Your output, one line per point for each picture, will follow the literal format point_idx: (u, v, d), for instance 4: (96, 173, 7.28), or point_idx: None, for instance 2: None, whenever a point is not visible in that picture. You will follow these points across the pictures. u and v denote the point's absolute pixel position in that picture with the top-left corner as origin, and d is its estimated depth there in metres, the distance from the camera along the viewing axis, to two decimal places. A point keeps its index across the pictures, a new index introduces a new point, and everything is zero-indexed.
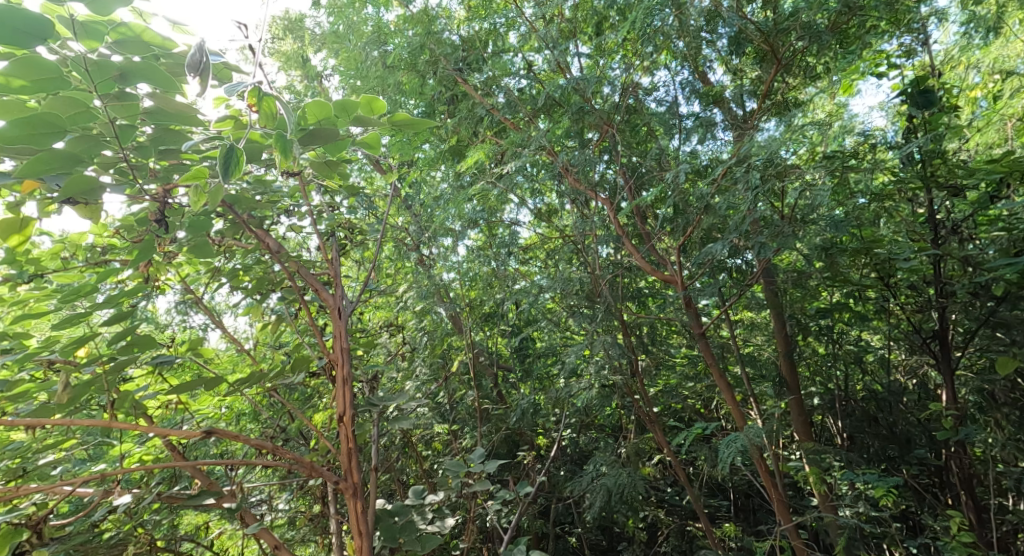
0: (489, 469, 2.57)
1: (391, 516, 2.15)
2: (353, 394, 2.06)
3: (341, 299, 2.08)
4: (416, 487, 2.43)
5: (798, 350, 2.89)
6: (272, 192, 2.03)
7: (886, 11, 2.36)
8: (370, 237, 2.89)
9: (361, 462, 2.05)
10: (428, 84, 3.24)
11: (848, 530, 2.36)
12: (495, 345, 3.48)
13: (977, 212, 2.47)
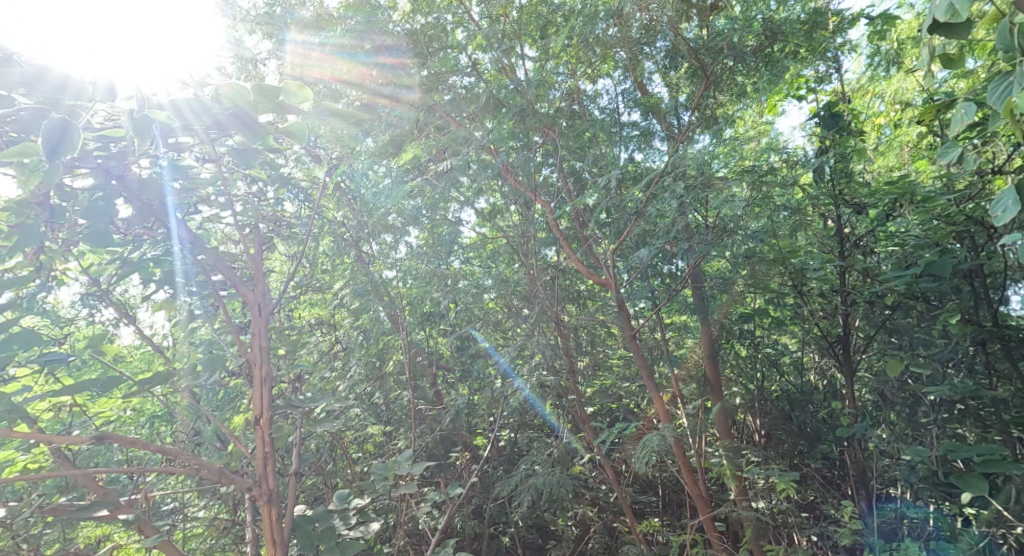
0: (417, 471, 2.53)
1: (311, 522, 2.03)
2: (273, 395, 1.97)
3: (266, 295, 2.05)
4: (342, 490, 2.34)
5: (721, 351, 3.07)
6: (192, 179, 1.86)
7: (804, 38, 2.56)
8: (302, 231, 2.77)
9: (280, 467, 1.95)
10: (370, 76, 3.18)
11: (755, 522, 2.55)
12: (431, 344, 3.44)
13: (877, 228, 2.67)
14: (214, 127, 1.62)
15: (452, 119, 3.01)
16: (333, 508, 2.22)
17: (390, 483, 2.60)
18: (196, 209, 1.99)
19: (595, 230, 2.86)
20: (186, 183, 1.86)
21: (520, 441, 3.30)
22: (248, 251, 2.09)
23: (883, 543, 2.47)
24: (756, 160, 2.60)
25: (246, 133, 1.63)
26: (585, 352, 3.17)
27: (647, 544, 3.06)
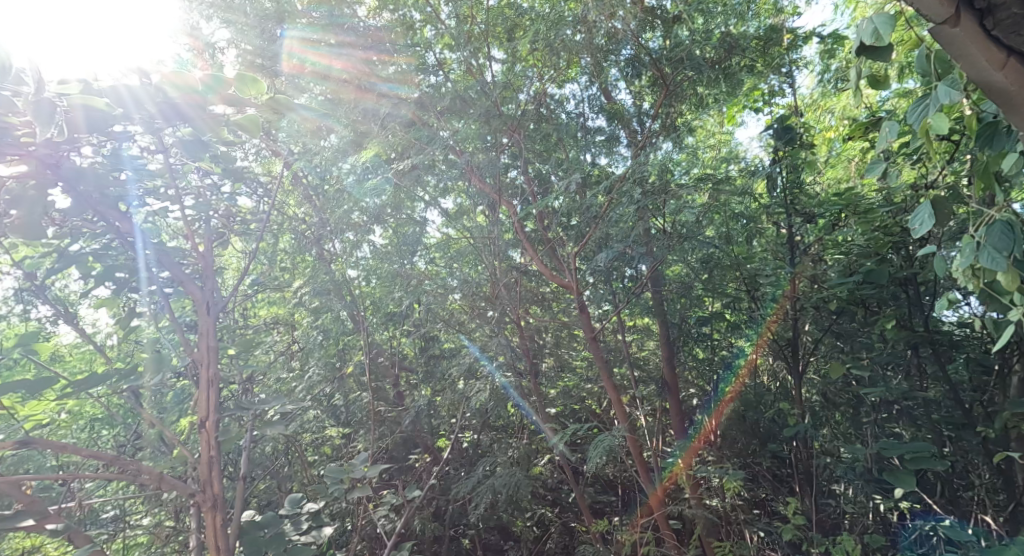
0: (372, 474, 2.48)
1: (259, 528, 1.97)
2: (221, 397, 1.91)
3: (211, 292, 1.97)
4: (293, 495, 2.27)
5: (679, 354, 3.17)
6: (137, 170, 1.80)
7: (758, 54, 2.67)
8: (257, 226, 2.68)
9: (225, 471, 1.88)
10: (352, 72, 3.12)
11: (703, 517, 2.62)
12: (394, 348, 3.39)
13: (824, 238, 2.79)
14: (156, 117, 1.64)
15: (417, 118, 2.98)
16: (284, 513, 2.15)
17: (344, 487, 2.55)
18: (146, 202, 1.91)
19: (558, 233, 2.89)
20: (129, 174, 1.79)
21: (482, 442, 3.29)
22: (196, 247, 2.02)
23: (822, 537, 2.59)
24: (715, 169, 2.70)
25: (187, 124, 1.68)
26: (548, 354, 3.20)
27: (603, 543, 3.11)
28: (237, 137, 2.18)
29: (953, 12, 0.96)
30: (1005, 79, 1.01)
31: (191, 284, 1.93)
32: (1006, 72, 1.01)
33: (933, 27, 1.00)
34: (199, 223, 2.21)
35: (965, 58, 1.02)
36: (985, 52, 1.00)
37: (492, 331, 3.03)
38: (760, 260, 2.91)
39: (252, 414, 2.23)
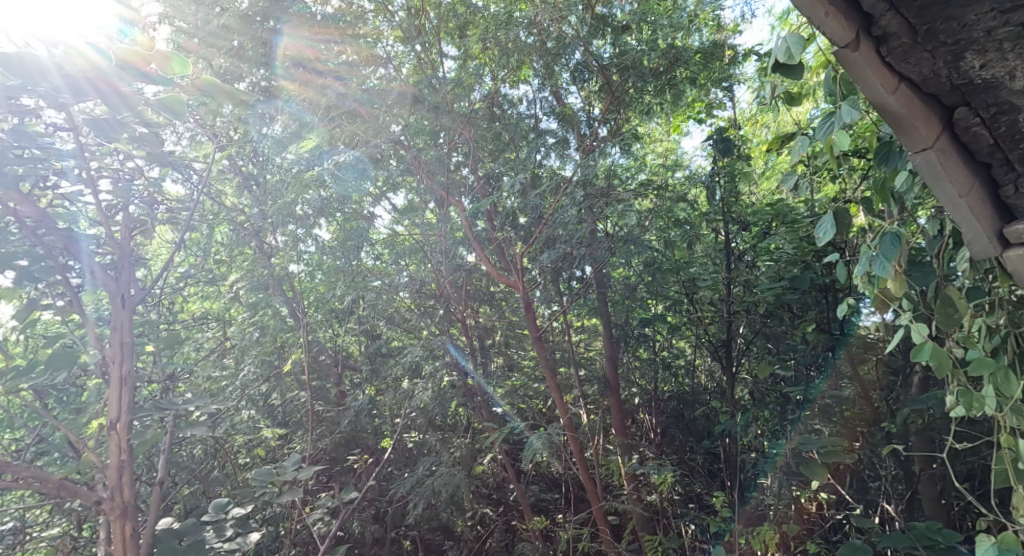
0: (304, 476, 2.39)
1: (175, 537, 1.86)
2: (135, 398, 1.79)
3: (127, 283, 1.85)
4: (218, 500, 2.15)
5: (620, 355, 3.25)
6: (42, 149, 1.69)
7: (698, 68, 2.68)
8: (184, 215, 2.52)
9: (137, 476, 1.76)
10: (307, 57, 3.02)
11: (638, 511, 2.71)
12: (336, 343, 3.32)
13: (756, 245, 2.87)
14: (65, 91, 1.54)
15: (363, 110, 2.87)
16: (207, 520, 2.03)
17: (273, 491, 2.44)
18: (46, 186, 1.77)
19: (507, 233, 2.91)
20: (35, 154, 1.70)
21: (426, 442, 3.25)
22: (110, 236, 1.87)
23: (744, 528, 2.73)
24: (662, 176, 2.83)
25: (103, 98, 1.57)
26: (497, 353, 3.22)
27: (543, 540, 3.15)
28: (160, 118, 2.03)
29: (854, 37, 0.93)
30: (897, 103, 0.97)
31: (105, 276, 1.80)
32: (899, 97, 0.97)
33: (835, 53, 0.96)
34: (117, 210, 2.05)
35: (861, 84, 0.99)
36: (882, 76, 0.96)
37: (439, 326, 3.04)
38: (700, 264, 3.02)
39: (174, 416, 2.10)
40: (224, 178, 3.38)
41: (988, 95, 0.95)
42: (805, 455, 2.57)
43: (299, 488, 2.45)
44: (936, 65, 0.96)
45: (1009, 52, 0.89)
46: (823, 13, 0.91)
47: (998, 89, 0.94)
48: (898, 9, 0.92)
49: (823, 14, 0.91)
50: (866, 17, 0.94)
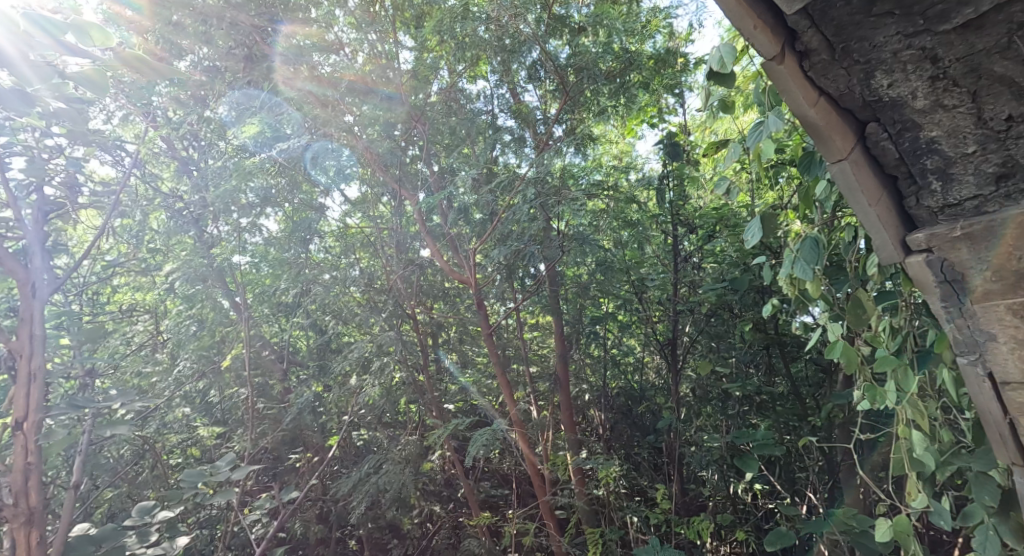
0: (238, 477, 2.29)
1: (92, 544, 1.73)
2: (47, 394, 1.66)
3: (40, 270, 1.70)
4: (142, 503, 2.03)
5: (571, 352, 3.27)
6: None
7: (650, 72, 2.75)
8: (108, 199, 2.35)
9: (46, 479, 1.63)
10: (252, 40, 2.85)
11: (582, 504, 2.74)
12: (282, 337, 3.26)
13: (702, 247, 2.95)
14: None
15: (316, 98, 2.85)
16: (129, 525, 1.91)
17: (205, 493, 2.32)
18: None
19: (461, 229, 2.90)
20: None
21: (375, 439, 3.19)
22: (21, 220, 1.71)
23: (682, 518, 2.84)
24: (616, 177, 2.86)
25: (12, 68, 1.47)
26: (451, 349, 3.20)
27: (490, 535, 3.16)
28: (84, 93, 1.89)
29: (777, 49, 1.07)
30: (817, 116, 1.13)
31: (13, 261, 1.64)
32: (818, 110, 1.13)
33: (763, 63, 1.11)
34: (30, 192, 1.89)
35: (787, 94, 1.14)
36: (805, 90, 1.12)
37: (386, 323, 2.92)
38: (650, 265, 3.10)
39: (92, 416, 1.95)
40: (161, 162, 3.14)
41: (895, 112, 1.12)
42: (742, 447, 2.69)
43: (233, 489, 2.34)
44: (851, 81, 1.11)
45: (912, 73, 1.05)
46: (751, 25, 1.04)
47: (904, 108, 1.10)
48: (817, 27, 1.06)
49: (752, 26, 1.04)
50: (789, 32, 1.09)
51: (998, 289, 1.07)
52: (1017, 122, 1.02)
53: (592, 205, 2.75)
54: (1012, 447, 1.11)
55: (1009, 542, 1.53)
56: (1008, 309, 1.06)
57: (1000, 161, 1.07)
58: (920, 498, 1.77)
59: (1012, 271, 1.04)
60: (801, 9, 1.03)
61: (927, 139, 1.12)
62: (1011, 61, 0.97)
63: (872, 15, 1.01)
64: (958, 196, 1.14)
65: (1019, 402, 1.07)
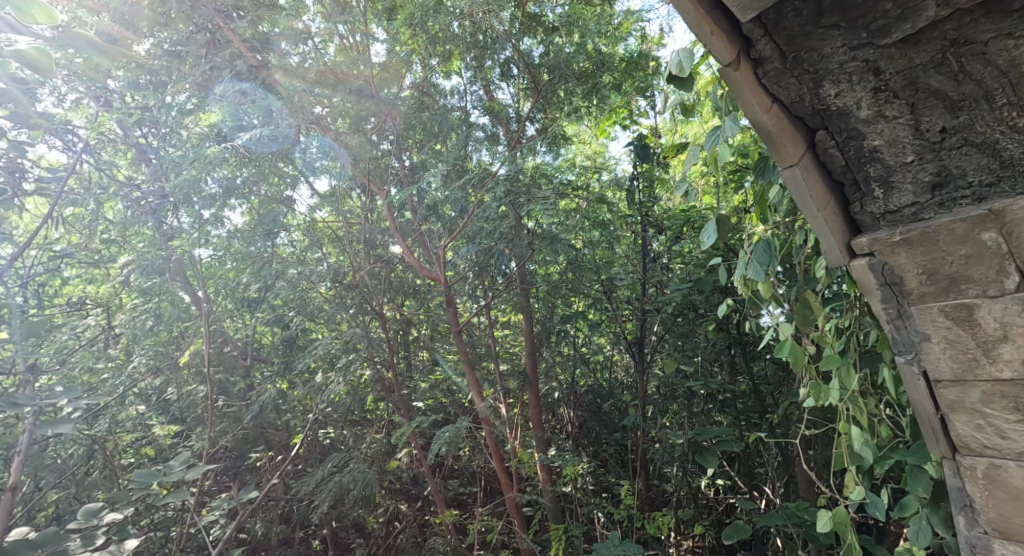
0: (193, 477, 2.21)
1: (31, 549, 1.65)
2: None
3: None
4: (89, 504, 1.94)
5: (540, 350, 3.27)
6: None
7: (621, 74, 2.76)
8: (55, 186, 2.23)
9: None
10: (215, 25, 2.78)
11: (547, 501, 2.76)
12: (246, 334, 3.16)
13: (671, 248, 3.01)
14: None
15: (279, 86, 2.77)
16: (73, 528, 1.82)
17: (157, 493, 2.23)
18: None
19: (433, 226, 2.90)
20: None
21: (341, 438, 3.14)
22: None
23: (645, 514, 2.89)
24: (587, 178, 2.90)
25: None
26: (422, 348, 3.19)
27: (456, 533, 3.16)
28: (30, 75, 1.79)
29: (732, 56, 1.15)
30: (769, 121, 1.21)
31: None
32: (771, 116, 1.21)
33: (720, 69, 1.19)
34: None
35: (742, 100, 1.22)
36: (759, 98, 1.20)
37: (354, 319, 2.87)
38: (620, 265, 3.14)
39: (33, 414, 1.85)
40: (117, 150, 2.88)
41: (841, 121, 1.20)
42: (703, 445, 2.75)
43: (188, 490, 2.26)
44: (801, 90, 1.20)
45: (857, 84, 1.14)
46: (708, 32, 1.13)
47: (850, 117, 1.19)
48: (770, 36, 1.15)
49: (709, 34, 1.12)
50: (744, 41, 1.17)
51: (932, 291, 1.16)
52: (949, 134, 1.11)
53: (563, 205, 2.78)
54: (943, 440, 1.25)
55: (939, 530, 1.70)
56: (940, 311, 1.16)
57: (935, 170, 1.15)
58: (857, 489, 1.87)
59: (945, 275, 1.14)
60: (755, 18, 1.12)
61: (870, 147, 1.20)
62: (944, 76, 1.06)
63: (820, 27, 1.10)
64: (898, 203, 1.22)
65: (949, 399, 1.19)
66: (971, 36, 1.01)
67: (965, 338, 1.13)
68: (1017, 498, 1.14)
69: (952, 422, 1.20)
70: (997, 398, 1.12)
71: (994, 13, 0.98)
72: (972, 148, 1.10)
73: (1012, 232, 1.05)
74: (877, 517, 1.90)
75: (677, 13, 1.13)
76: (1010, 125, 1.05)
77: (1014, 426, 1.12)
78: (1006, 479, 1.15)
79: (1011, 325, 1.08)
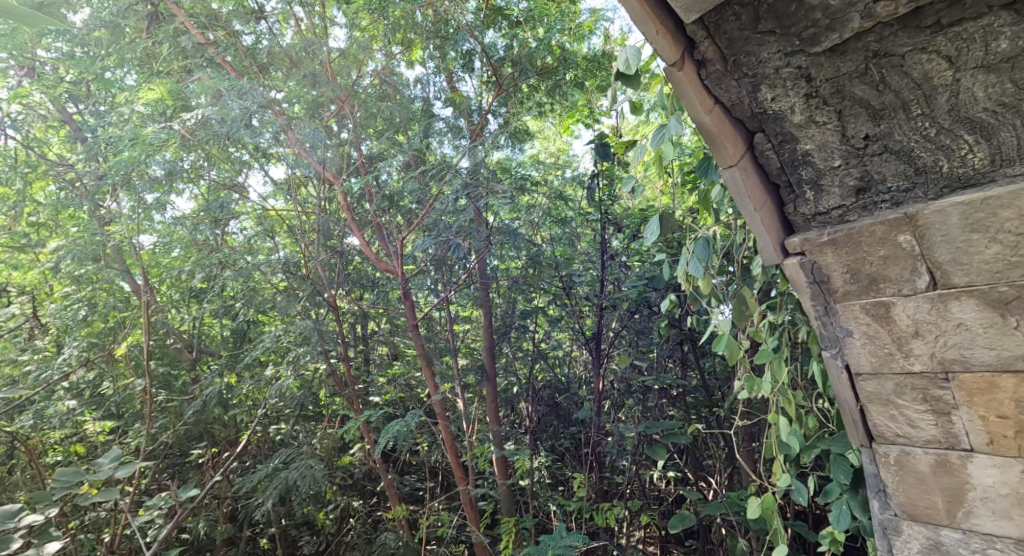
0: (123, 476, 2.08)
1: None
2: None
3: None
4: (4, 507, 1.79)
5: (499, 346, 3.23)
6: None
7: (583, 72, 2.73)
8: None
9: None
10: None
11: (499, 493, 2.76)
12: (193, 326, 3.08)
13: (629, 246, 3.06)
14: None
15: (226, 65, 2.64)
16: None
17: (83, 495, 2.08)
18: None
19: (394, 219, 2.87)
20: None
21: (293, 434, 3.05)
22: None
23: (595, 505, 2.93)
24: (548, 174, 2.91)
25: None
26: (380, 342, 3.14)
27: (408, 528, 3.12)
28: None
29: (677, 56, 1.22)
30: (710, 121, 1.28)
31: None
32: (712, 117, 1.28)
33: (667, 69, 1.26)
34: None
35: (686, 99, 1.29)
36: (701, 99, 1.27)
37: (305, 311, 2.78)
38: (580, 262, 3.16)
39: None
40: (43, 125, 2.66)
41: (776, 124, 1.28)
42: (652, 436, 2.83)
43: (118, 490, 2.12)
44: (741, 93, 1.27)
45: (791, 89, 1.22)
46: (654, 32, 1.19)
47: (784, 121, 1.26)
48: (713, 39, 1.22)
49: (655, 33, 1.19)
50: (688, 43, 1.25)
51: (854, 290, 1.27)
52: (871, 141, 1.19)
53: (524, 200, 2.78)
54: (861, 429, 1.37)
55: (858, 513, 1.84)
56: (861, 308, 1.27)
57: (859, 175, 1.24)
58: (784, 477, 1.98)
59: (865, 275, 1.24)
60: (698, 20, 1.20)
61: (802, 151, 1.28)
62: (867, 86, 1.15)
63: (756, 33, 1.18)
64: (826, 205, 1.31)
65: (868, 391, 1.32)
66: (889, 49, 1.10)
67: (883, 333, 1.25)
68: (923, 482, 1.28)
69: (870, 412, 1.33)
70: (908, 390, 1.25)
71: (910, 28, 1.07)
72: (890, 155, 1.19)
73: (924, 236, 1.16)
74: (800, 503, 1.98)
75: (626, 10, 1.19)
76: (924, 134, 1.14)
77: (922, 415, 1.25)
78: (915, 465, 1.28)
79: (920, 321, 1.20)
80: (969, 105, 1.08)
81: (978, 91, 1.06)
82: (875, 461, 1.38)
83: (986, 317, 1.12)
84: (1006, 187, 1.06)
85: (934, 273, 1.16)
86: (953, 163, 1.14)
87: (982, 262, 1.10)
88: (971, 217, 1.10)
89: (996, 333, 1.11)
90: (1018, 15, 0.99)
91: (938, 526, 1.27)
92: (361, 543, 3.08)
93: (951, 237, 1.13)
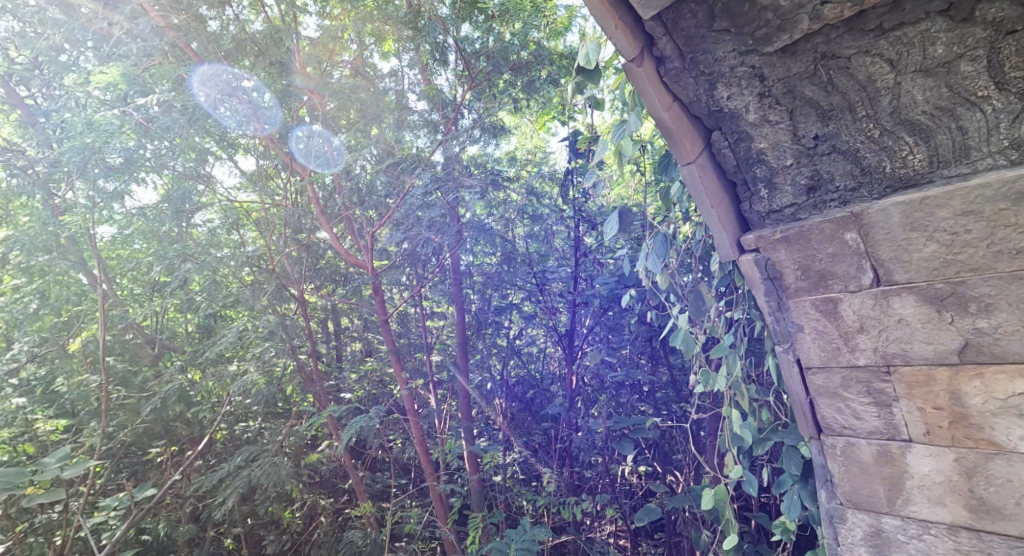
0: (71, 476, 1.99)
1: None
2: None
3: None
4: None
5: (472, 342, 3.19)
6: None
7: (558, 69, 2.72)
8: None
9: None
10: None
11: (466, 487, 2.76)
12: (155, 320, 2.88)
13: (599, 243, 3.12)
14: None
15: (188, 50, 2.53)
16: None
17: (28, 496, 1.99)
18: None
19: (363, 213, 2.82)
20: None
21: (260, 431, 2.99)
22: None
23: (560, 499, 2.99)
24: (519, 171, 2.98)
25: None
26: (353, 338, 3.12)
27: (378, 526, 3.09)
28: None
29: (635, 52, 1.46)
30: (669, 117, 1.53)
31: None
32: (671, 113, 1.53)
33: (626, 63, 1.49)
34: None
35: (647, 96, 1.53)
36: (660, 97, 1.52)
37: (269, 305, 2.73)
38: (555, 259, 3.18)
39: None
40: None
41: (733, 122, 1.52)
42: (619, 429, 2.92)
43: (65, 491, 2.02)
44: (698, 91, 1.52)
45: (746, 89, 1.46)
46: (614, 27, 1.42)
47: (740, 119, 1.51)
48: (671, 35, 1.46)
49: (615, 29, 1.42)
50: (648, 39, 1.49)
51: (805, 286, 1.50)
52: (820, 141, 1.44)
53: (495, 196, 2.81)
54: (811, 422, 1.58)
55: (808, 504, 1.91)
56: (811, 304, 1.50)
57: (809, 173, 1.49)
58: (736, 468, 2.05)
59: (814, 273, 1.48)
60: (655, 15, 1.43)
61: (757, 149, 1.53)
62: (815, 87, 1.39)
63: (713, 31, 1.41)
64: (780, 203, 1.55)
65: (817, 384, 1.53)
66: (836, 51, 1.34)
67: (831, 328, 1.47)
68: (865, 472, 1.48)
69: (819, 405, 1.54)
70: (853, 383, 1.47)
71: (855, 31, 1.30)
72: (838, 154, 1.43)
73: (868, 234, 1.39)
74: (750, 494, 2.02)
75: (591, 11, 1.43)
76: (866, 136, 1.38)
77: (865, 407, 1.46)
78: (858, 456, 1.49)
79: (865, 318, 1.42)
80: (908, 107, 1.32)
81: (917, 94, 1.30)
82: (823, 451, 1.58)
83: (923, 313, 1.34)
84: (943, 187, 1.29)
85: (877, 269, 1.39)
86: (895, 163, 1.37)
87: (921, 260, 1.33)
88: (910, 216, 1.33)
89: (932, 328, 1.34)
90: (951, 23, 1.22)
91: (878, 513, 1.47)
92: (329, 541, 3.05)
93: (893, 236, 1.36)
